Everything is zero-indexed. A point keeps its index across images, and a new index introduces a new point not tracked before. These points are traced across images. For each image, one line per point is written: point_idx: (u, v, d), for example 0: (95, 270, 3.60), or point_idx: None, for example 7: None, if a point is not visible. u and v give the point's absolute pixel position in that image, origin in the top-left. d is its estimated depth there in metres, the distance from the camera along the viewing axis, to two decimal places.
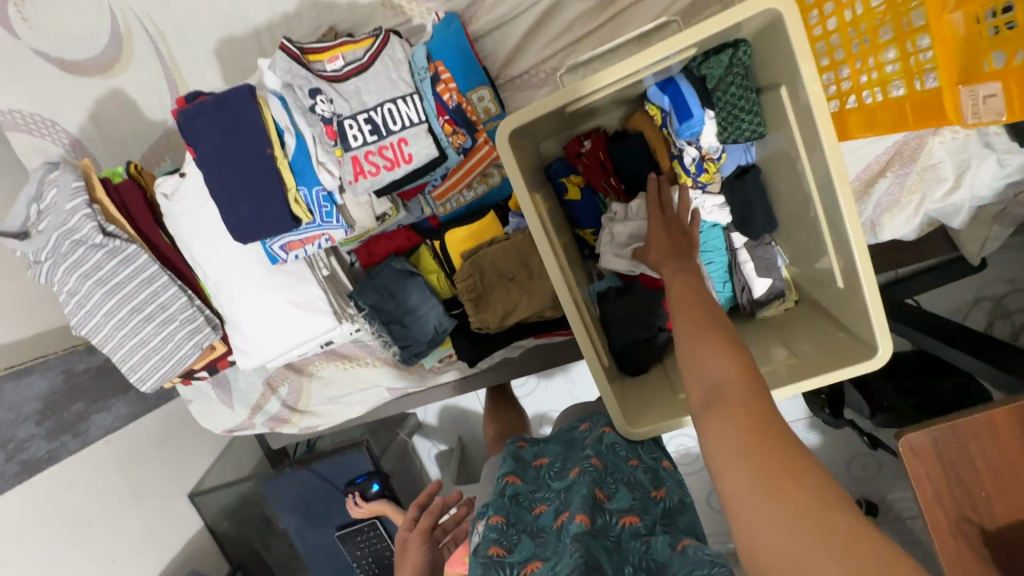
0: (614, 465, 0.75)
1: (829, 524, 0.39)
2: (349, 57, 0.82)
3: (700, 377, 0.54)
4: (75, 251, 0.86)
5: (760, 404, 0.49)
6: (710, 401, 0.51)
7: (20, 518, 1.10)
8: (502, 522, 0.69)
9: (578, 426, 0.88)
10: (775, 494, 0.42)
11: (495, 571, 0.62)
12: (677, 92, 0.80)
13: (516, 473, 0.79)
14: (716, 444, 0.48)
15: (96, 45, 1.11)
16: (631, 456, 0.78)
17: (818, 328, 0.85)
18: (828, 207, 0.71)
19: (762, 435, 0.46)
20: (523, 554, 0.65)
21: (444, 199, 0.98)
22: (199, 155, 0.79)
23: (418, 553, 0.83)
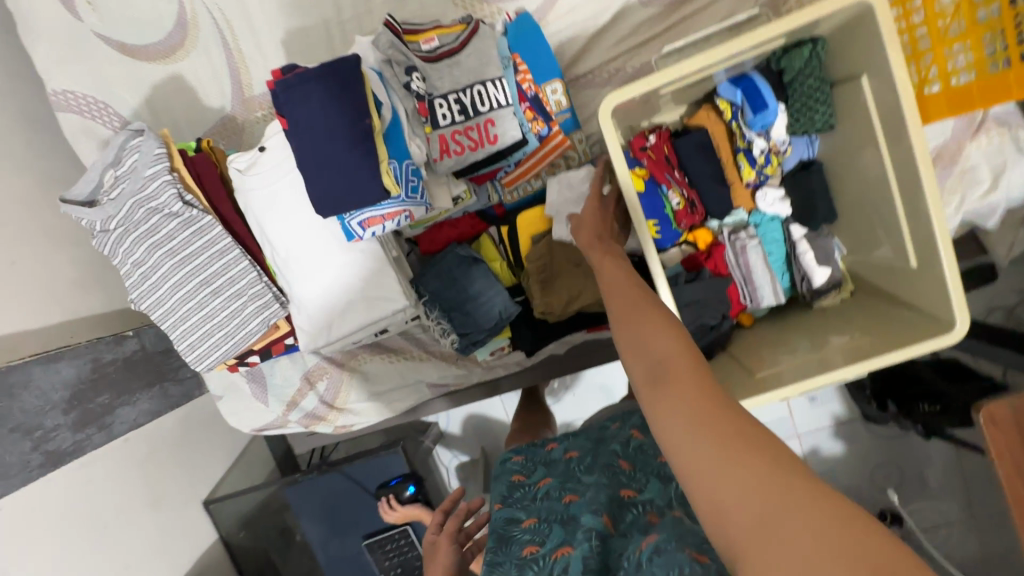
0: (634, 459, 0.83)
1: (790, 489, 0.40)
2: (444, 40, 0.86)
3: (648, 363, 0.54)
4: (149, 219, 0.84)
5: (702, 376, 0.50)
6: (655, 378, 0.52)
7: (39, 515, 1.01)
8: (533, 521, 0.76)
9: (609, 426, 0.94)
10: (736, 460, 0.43)
11: (527, 566, 0.69)
12: (752, 86, 0.86)
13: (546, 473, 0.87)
14: (677, 427, 0.47)
15: (160, 30, 1.12)
16: (660, 452, 0.83)
17: (880, 312, 0.89)
18: (905, 190, 0.76)
19: (715, 406, 0.47)
20: (543, 538, 0.73)
21: (513, 187, 1.00)
22: (293, 123, 0.80)
23: (448, 554, 0.93)
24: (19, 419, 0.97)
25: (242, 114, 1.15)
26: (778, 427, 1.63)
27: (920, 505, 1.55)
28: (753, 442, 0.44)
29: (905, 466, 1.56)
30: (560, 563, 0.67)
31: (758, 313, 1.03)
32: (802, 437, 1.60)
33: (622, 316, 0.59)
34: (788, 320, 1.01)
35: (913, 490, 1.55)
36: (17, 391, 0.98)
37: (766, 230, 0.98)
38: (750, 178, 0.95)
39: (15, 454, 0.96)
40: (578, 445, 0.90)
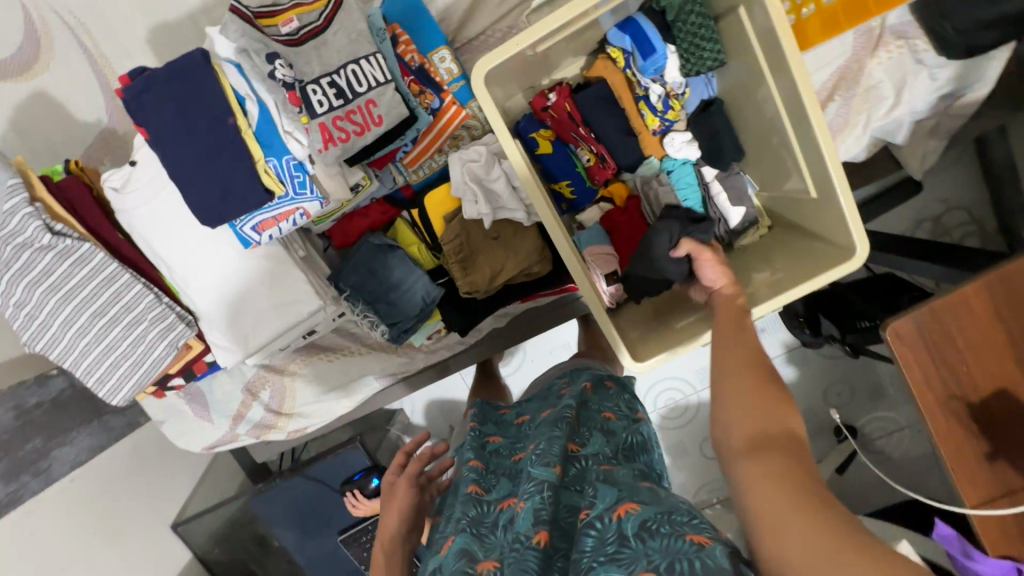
0: (588, 411, 0.81)
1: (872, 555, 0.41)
2: (305, 20, 0.79)
3: (744, 426, 0.55)
4: (21, 256, 0.78)
5: (802, 458, 0.51)
6: (756, 441, 0.53)
7: None
8: (478, 464, 0.76)
9: (557, 380, 0.95)
10: (816, 521, 0.44)
11: (474, 505, 0.68)
12: (638, 30, 0.82)
13: (495, 435, 0.85)
14: (757, 471, 0.50)
15: (7, 43, 1.01)
16: (606, 410, 0.83)
17: (794, 244, 0.89)
18: (795, 120, 0.74)
19: (806, 481, 0.48)
20: (493, 489, 0.71)
21: (416, 166, 0.95)
22: (152, 135, 0.74)
23: (405, 498, 0.82)
24: None
25: (122, 125, 1.07)
26: None
27: (870, 416, 1.63)
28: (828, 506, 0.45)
29: (854, 382, 1.63)
30: (507, 513, 0.65)
31: None
32: None
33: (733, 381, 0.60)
34: None
35: (863, 403, 1.63)
36: None
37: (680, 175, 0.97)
38: (655, 126, 0.93)
39: None
40: (529, 410, 0.90)
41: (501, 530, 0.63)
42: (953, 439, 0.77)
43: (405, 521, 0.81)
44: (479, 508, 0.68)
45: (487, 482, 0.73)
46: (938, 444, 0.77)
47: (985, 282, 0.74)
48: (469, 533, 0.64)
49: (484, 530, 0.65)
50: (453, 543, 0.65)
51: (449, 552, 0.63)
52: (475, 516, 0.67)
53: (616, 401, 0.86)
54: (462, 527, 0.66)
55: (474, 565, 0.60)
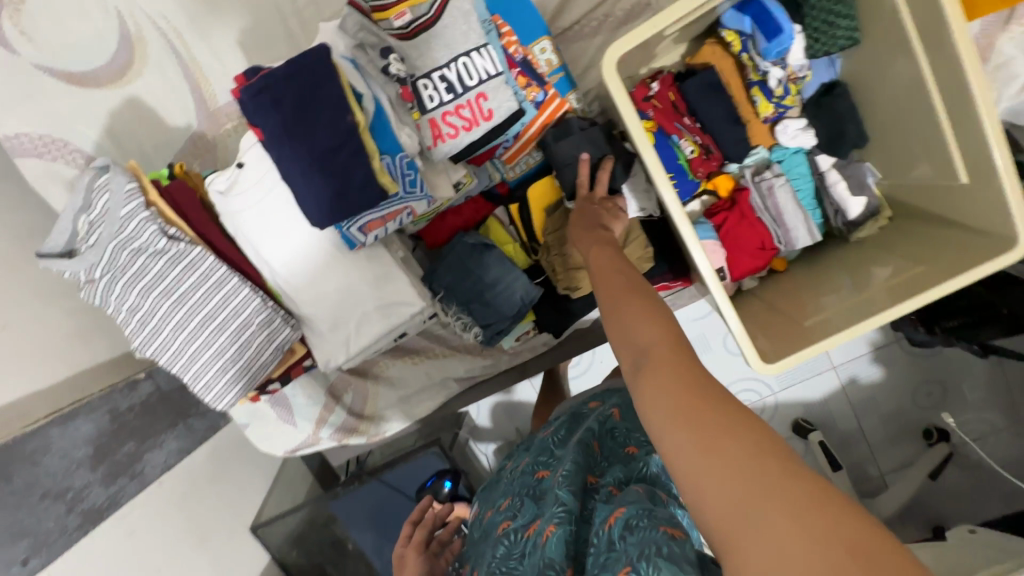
0: (606, 438, 0.78)
1: (766, 472, 0.39)
2: (417, 12, 0.76)
3: (635, 349, 0.53)
4: (136, 261, 0.78)
5: (689, 364, 0.49)
6: (639, 364, 0.51)
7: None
8: (509, 500, 0.77)
9: (588, 403, 0.91)
10: (712, 447, 0.42)
11: (502, 543, 0.69)
12: (761, 10, 0.77)
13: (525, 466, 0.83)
14: (657, 386, 0.48)
15: (104, 51, 1.02)
16: (631, 442, 0.76)
17: (925, 235, 0.82)
18: (949, 98, 0.69)
19: (690, 394, 0.46)
20: (515, 519, 0.72)
21: (514, 162, 0.92)
22: (269, 134, 0.72)
23: (415, 565, 0.90)
24: (47, 484, 0.95)
25: (210, 129, 1.06)
26: (812, 363, 1.59)
27: (965, 417, 1.53)
28: (718, 419, 0.43)
29: (948, 381, 1.53)
30: (531, 541, 0.65)
31: (791, 255, 0.98)
32: (839, 368, 1.56)
33: (616, 318, 0.57)
34: (825, 259, 0.95)
35: (957, 403, 1.53)
36: (38, 457, 0.94)
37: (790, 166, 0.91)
38: (768, 113, 0.88)
39: (51, 519, 0.94)
40: (550, 433, 0.86)
41: (527, 559, 0.63)
42: None
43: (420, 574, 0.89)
44: (510, 542, 0.68)
45: (508, 519, 0.73)
46: None
47: None
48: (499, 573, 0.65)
49: (511, 563, 0.65)
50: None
51: None
52: (507, 551, 0.68)
53: (644, 430, 0.79)
54: (494, 568, 0.66)
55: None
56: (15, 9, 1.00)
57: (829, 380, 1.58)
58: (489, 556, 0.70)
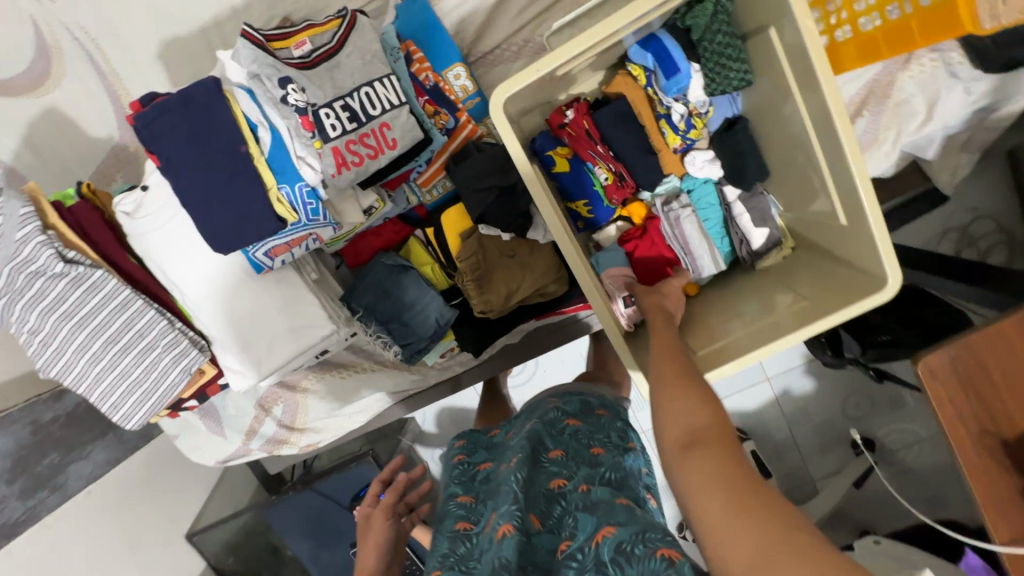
0: (561, 438, 0.78)
1: (795, 541, 0.46)
2: (318, 42, 0.78)
3: (678, 419, 0.58)
4: (34, 284, 0.78)
5: (730, 444, 0.55)
6: (687, 440, 0.56)
7: None
8: (468, 493, 0.77)
9: (547, 401, 0.90)
10: (749, 517, 0.48)
11: (461, 542, 0.67)
12: (661, 48, 0.81)
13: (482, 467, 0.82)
14: (695, 455, 0.54)
15: (19, 61, 1.00)
16: (594, 444, 0.77)
17: (818, 267, 0.86)
18: (827, 148, 0.72)
19: (734, 470, 0.52)
20: (475, 522, 0.70)
21: (429, 186, 0.93)
22: (163, 162, 0.72)
23: (381, 531, 0.84)
24: None
25: (132, 142, 1.05)
26: (748, 374, 1.64)
27: (890, 428, 1.59)
28: (756, 493, 0.50)
29: (876, 394, 1.59)
30: (488, 537, 0.63)
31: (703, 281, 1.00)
32: (773, 380, 1.60)
33: (664, 387, 0.62)
34: (733, 285, 0.98)
35: (883, 415, 1.59)
36: None
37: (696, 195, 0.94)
38: (676, 144, 0.90)
39: None
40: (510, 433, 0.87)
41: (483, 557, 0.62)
42: (987, 477, 0.74)
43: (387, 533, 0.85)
44: (469, 545, 0.66)
45: (467, 518, 0.72)
46: (968, 480, 0.74)
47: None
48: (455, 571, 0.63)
49: (469, 562, 0.64)
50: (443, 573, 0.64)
51: None
52: (463, 553, 0.66)
53: (607, 431, 0.82)
54: (448, 564, 0.65)
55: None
56: None
57: (764, 392, 1.63)
58: (443, 551, 0.68)
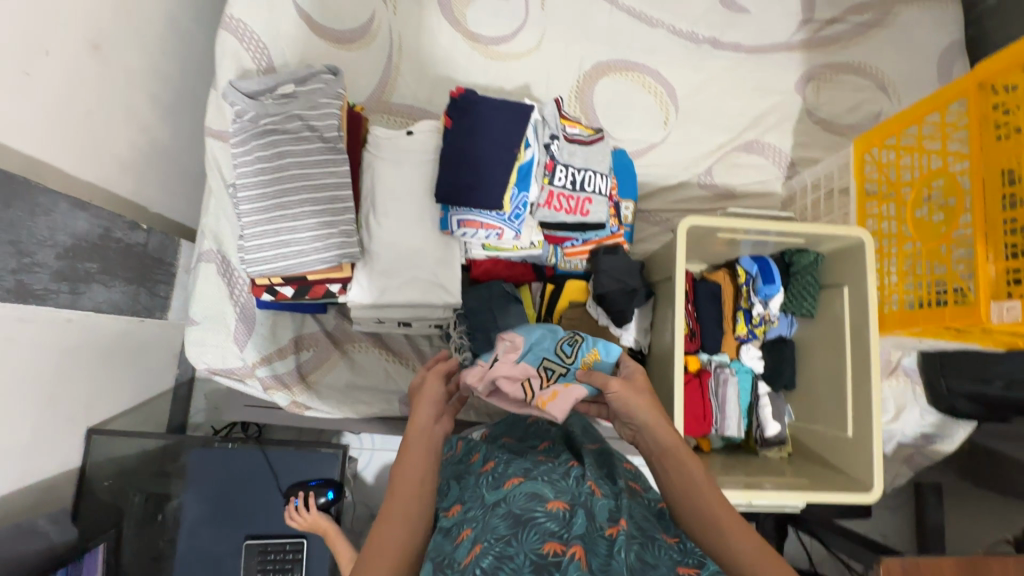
0: (615, 467, 0.79)
1: None
2: (578, 132, 1.11)
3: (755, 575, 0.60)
4: (299, 131, 0.95)
5: None
6: None
7: None
8: (547, 446, 0.85)
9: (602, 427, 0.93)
10: None
11: (539, 501, 0.62)
12: (766, 265, 1.16)
13: (542, 450, 0.82)
14: (737, 554, 0.62)
15: (345, 24, 1.33)
16: (631, 478, 0.80)
17: (808, 467, 1.11)
18: (857, 378, 1.02)
19: None
20: (553, 466, 0.72)
21: (570, 258, 1.18)
22: (454, 127, 1.01)
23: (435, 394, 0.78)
24: (22, 238, 0.94)
25: (372, 109, 1.34)
26: None
27: None
28: None
29: None
30: (587, 518, 0.61)
31: (715, 442, 1.21)
32: None
33: (729, 529, 0.63)
34: (736, 457, 1.19)
35: None
36: (36, 215, 0.96)
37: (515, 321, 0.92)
38: (742, 332, 1.20)
39: None
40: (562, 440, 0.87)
41: (578, 524, 0.59)
42: None
43: (436, 411, 0.76)
44: (553, 482, 0.66)
45: (546, 460, 0.75)
46: None
47: (960, 561, 0.92)
48: (533, 488, 0.64)
49: (555, 511, 0.61)
50: (519, 487, 0.66)
51: (509, 515, 0.61)
52: (548, 515, 0.60)
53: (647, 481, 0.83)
54: (528, 504, 0.61)
55: (541, 547, 0.56)
56: None
57: None
58: (520, 504, 0.62)
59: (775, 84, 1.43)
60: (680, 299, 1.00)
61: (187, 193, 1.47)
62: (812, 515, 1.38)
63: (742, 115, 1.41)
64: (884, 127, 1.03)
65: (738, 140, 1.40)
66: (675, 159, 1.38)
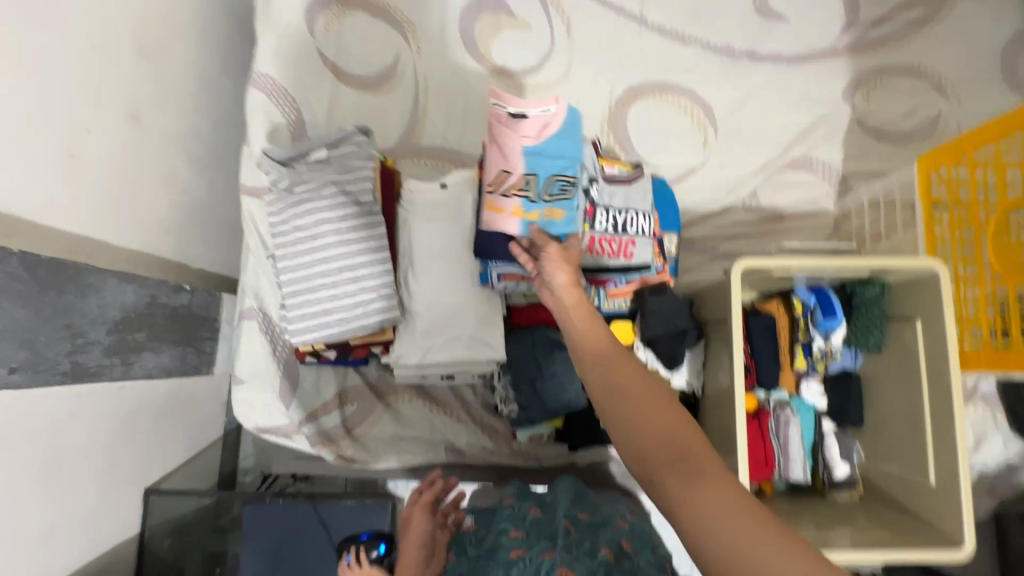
0: (594, 538, 0.91)
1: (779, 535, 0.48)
2: (617, 172, 1.07)
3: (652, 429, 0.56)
4: (334, 197, 0.94)
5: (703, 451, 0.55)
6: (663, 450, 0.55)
7: (37, 429, 0.89)
8: (525, 531, 0.93)
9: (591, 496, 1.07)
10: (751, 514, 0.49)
11: None
12: (825, 297, 1.09)
13: (518, 528, 0.94)
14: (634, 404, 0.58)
15: (370, 70, 1.32)
16: (617, 541, 0.91)
17: (885, 513, 1.04)
18: (938, 421, 0.95)
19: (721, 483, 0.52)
20: (528, 561, 0.84)
21: (614, 299, 1.11)
22: (489, 178, 0.98)
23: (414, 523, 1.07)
24: (75, 318, 0.96)
25: (402, 152, 1.32)
26: None
27: None
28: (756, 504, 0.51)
29: None
30: None
31: (779, 486, 1.14)
32: None
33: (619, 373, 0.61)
34: (804, 501, 1.12)
35: None
36: (87, 293, 0.98)
37: (573, 131, 0.97)
38: (802, 367, 1.12)
39: (53, 350, 0.91)
40: (556, 511, 0.99)
41: None
42: None
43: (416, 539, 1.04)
44: None
45: (522, 553, 0.86)
46: None
47: None
48: None
49: None
50: None
51: None
52: None
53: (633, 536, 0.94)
54: None
55: None
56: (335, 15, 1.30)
57: None
58: None
59: (822, 94, 1.34)
60: (738, 348, 0.94)
61: (226, 244, 1.49)
62: None
63: (787, 130, 1.33)
64: (950, 148, 0.97)
65: (784, 158, 1.32)
66: (717, 182, 1.32)
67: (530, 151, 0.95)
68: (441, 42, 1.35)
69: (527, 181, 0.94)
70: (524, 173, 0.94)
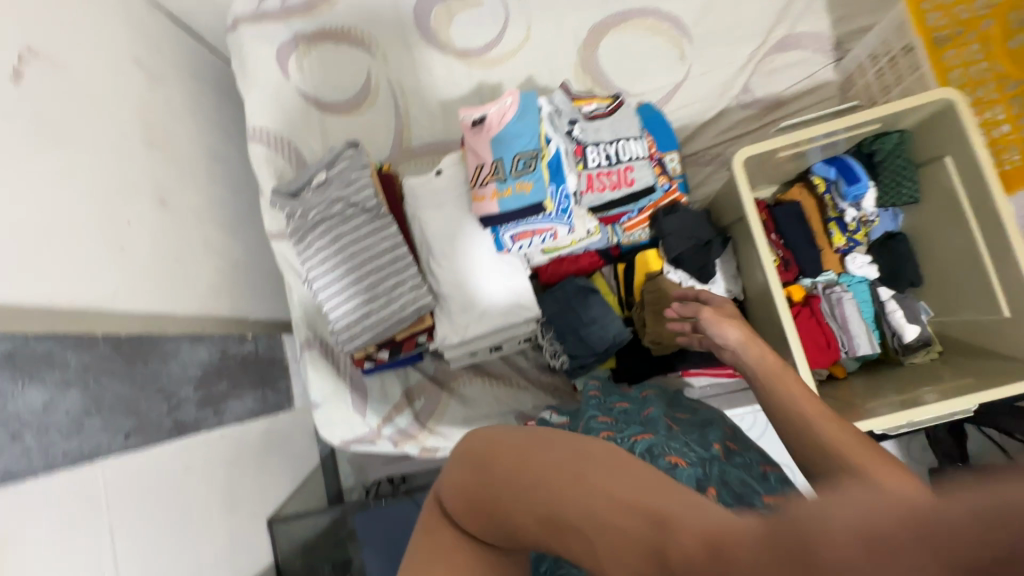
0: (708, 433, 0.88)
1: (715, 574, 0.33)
2: (596, 108, 1.09)
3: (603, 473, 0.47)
4: (343, 211, 1.01)
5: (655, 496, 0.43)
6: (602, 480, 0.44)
7: (162, 481, 1.01)
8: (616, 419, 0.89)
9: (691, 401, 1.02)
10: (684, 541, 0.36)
11: None
12: (845, 164, 1.05)
13: (606, 415, 0.91)
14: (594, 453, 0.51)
15: (347, 92, 1.38)
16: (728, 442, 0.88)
17: (969, 361, 0.99)
18: (996, 250, 0.90)
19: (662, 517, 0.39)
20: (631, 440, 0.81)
21: (631, 232, 1.13)
22: (475, 151, 1.01)
23: None
24: (164, 382, 1.09)
25: (398, 159, 1.39)
26: None
27: None
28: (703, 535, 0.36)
29: None
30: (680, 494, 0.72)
31: (850, 366, 1.12)
32: None
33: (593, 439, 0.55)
34: (880, 375, 1.09)
35: None
36: (167, 358, 1.11)
37: (528, 113, 0.99)
38: (841, 243, 1.11)
39: (155, 413, 1.04)
40: (648, 402, 0.96)
41: None
42: None
43: None
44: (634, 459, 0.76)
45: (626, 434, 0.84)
46: None
47: None
48: None
49: None
50: None
51: None
52: None
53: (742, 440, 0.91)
54: None
55: None
56: (303, 53, 1.36)
57: None
58: None
59: None
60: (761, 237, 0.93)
61: (272, 292, 1.61)
62: (990, 404, 1.23)
63: (764, 14, 1.28)
64: None
65: (769, 43, 1.28)
66: (706, 90, 1.29)
67: (494, 139, 0.99)
68: (404, 45, 1.40)
69: (497, 166, 0.99)
70: (494, 160, 0.99)
